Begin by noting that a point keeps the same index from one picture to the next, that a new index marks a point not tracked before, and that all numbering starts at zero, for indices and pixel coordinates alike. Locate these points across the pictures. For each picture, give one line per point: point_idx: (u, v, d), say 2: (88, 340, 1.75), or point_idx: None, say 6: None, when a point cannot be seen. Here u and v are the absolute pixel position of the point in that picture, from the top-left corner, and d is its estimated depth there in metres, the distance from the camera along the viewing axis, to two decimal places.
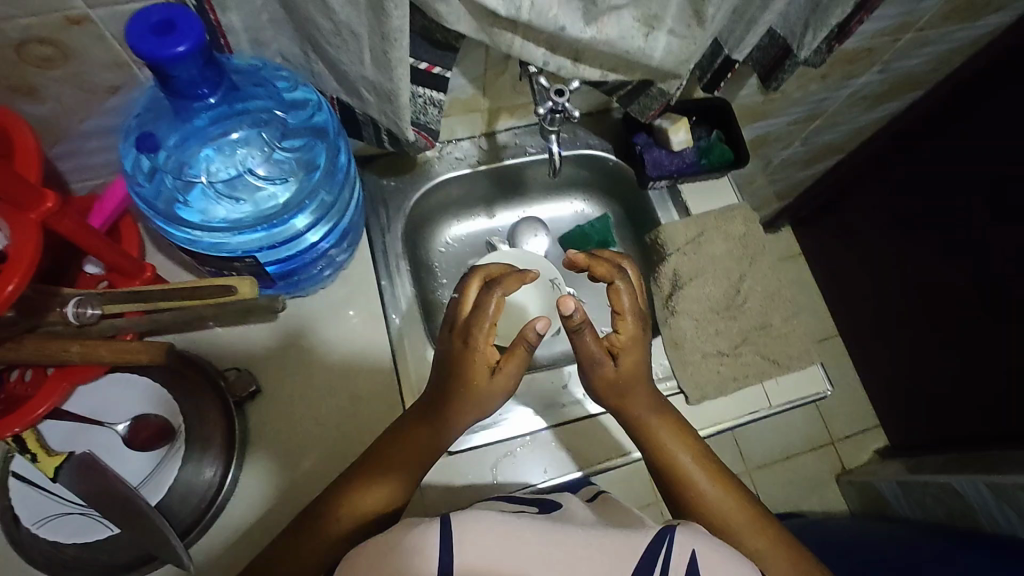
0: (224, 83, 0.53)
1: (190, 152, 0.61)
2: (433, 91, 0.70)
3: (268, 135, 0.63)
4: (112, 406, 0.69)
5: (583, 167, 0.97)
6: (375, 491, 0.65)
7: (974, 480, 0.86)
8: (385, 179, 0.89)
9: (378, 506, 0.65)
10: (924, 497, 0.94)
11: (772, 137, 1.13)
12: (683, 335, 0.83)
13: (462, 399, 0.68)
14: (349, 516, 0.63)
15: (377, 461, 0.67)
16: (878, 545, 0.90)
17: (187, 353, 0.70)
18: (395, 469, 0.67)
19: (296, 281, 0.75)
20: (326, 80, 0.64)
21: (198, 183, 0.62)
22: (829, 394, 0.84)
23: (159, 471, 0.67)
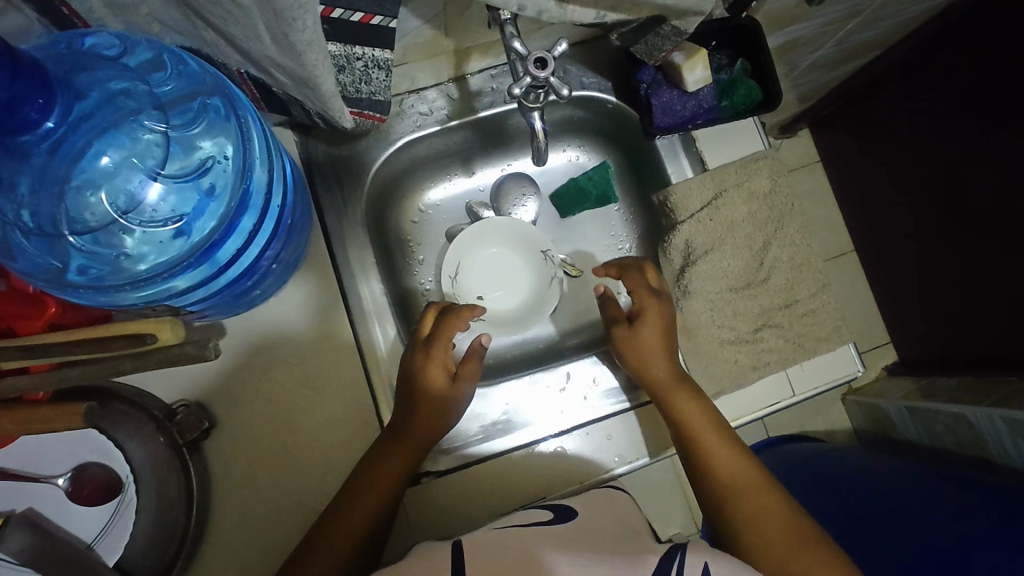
0: (60, 98, 0.39)
1: (52, 198, 0.48)
2: (376, 50, 0.52)
3: (149, 152, 0.50)
4: (47, 457, 0.59)
5: (579, 110, 0.79)
6: (356, 515, 0.60)
7: (990, 413, 0.73)
8: (336, 148, 0.73)
9: (361, 532, 0.60)
10: (934, 425, 0.83)
11: (799, 41, 0.87)
12: (697, 321, 0.73)
13: (422, 413, 0.65)
14: (334, 546, 0.58)
15: (354, 484, 0.61)
16: (877, 460, 0.82)
17: (117, 398, 0.61)
18: (372, 491, 0.61)
19: (241, 299, 0.64)
20: (227, 53, 0.48)
21: (76, 234, 0.49)
22: (859, 374, 0.76)
23: (114, 526, 0.59)
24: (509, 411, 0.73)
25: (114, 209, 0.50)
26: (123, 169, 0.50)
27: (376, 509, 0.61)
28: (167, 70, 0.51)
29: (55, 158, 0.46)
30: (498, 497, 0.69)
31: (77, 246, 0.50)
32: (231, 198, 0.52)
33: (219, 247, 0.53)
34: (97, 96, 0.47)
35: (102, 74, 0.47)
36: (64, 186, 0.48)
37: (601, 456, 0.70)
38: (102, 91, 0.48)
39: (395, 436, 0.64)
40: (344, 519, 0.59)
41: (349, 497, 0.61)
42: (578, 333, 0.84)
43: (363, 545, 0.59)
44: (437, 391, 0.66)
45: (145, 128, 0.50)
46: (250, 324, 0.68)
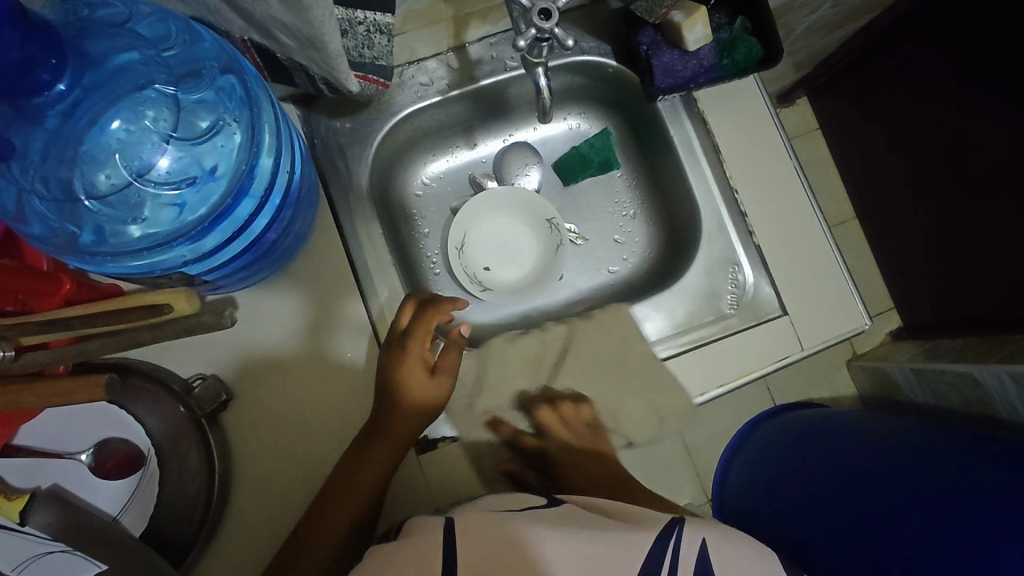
0: (70, 60, 0.39)
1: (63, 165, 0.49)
2: (377, 14, 0.52)
3: (158, 120, 0.51)
4: (71, 432, 0.61)
5: (579, 76, 0.79)
6: (350, 501, 0.62)
7: (996, 370, 0.73)
8: (339, 121, 0.73)
9: (354, 516, 0.62)
10: (939, 384, 0.84)
11: None
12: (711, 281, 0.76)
13: (401, 411, 0.65)
14: (329, 529, 0.60)
15: (339, 482, 0.62)
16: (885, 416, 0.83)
17: (135, 373, 0.62)
18: (367, 476, 0.63)
19: (255, 269, 0.64)
20: (231, 17, 0.47)
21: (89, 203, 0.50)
22: (867, 327, 0.75)
23: (139, 496, 0.60)
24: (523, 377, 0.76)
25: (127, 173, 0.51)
26: (134, 137, 0.50)
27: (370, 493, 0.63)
28: (178, 38, 0.50)
29: (71, 119, 0.47)
30: None
31: (92, 211, 0.50)
32: (242, 160, 0.52)
33: (235, 210, 0.53)
34: (109, 66, 0.48)
35: (108, 38, 0.48)
36: (79, 150, 0.49)
37: None
38: (111, 55, 0.48)
39: (377, 435, 0.63)
40: (339, 504, 0.61)
41: (334, 496, 0.62)
42: (585, 300, 0.84)
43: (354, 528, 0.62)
44: (418, 385, 0.66)
45: (154, 92, 0.50)
46: (262, 297, 0.68)
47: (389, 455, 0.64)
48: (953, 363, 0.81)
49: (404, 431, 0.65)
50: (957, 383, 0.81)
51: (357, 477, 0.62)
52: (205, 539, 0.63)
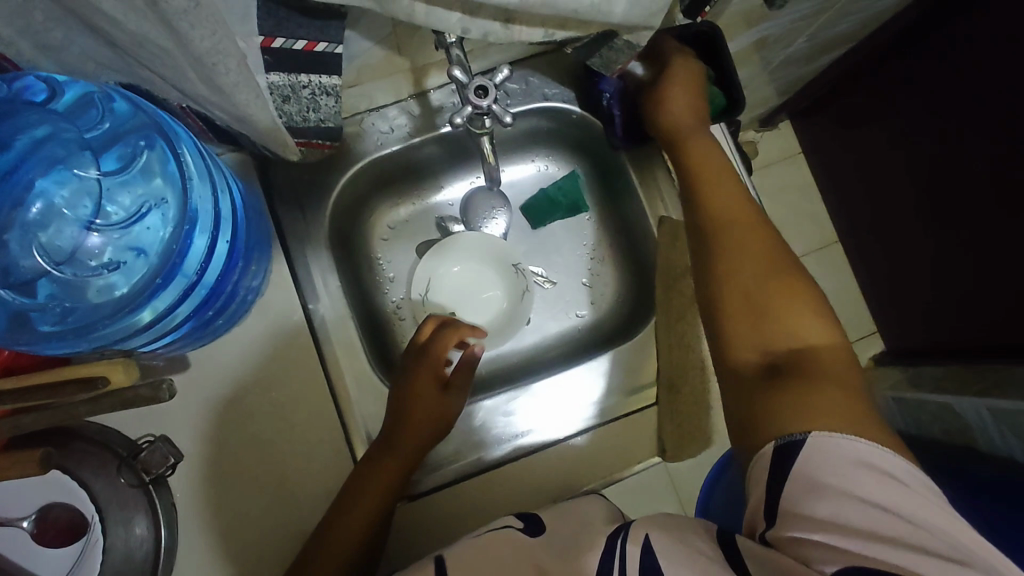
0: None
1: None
2: (322, 78, 0.51)
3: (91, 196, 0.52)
4: (6, 501, 0.58)
5: (544, 121, 0.78)
6: (350, 525, 0.60)
7: (976, 405, 0.72)
8: (298, 168, 0.72)
9: (355, 542, 0.59)
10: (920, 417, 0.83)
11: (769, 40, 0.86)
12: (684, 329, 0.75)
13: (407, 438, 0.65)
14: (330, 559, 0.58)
15: (332, 523, 0.60)
16: None
17: (81, 438, 0.60)
18: (370, 500, 0.61)
19: (206, 330, 0.63)
20: (164, 89, 0.47)
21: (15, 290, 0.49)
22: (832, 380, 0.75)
23: (82, 566, 0.57)
24: (507, 421, 0.72)
25: (48, 260, 0.50)
26: (64, 215, 0.51)
27: (373, 516, 0.61)
28: (99, 111, 0.50)
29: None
30: (481, 513, 0.68)
31: (10, 299, 0.49)
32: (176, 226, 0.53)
33: (179, 269, 0.52)
34: (25, 144, 0.46)
35: (25, 120, 0.46)
36: (2, 236, 0.48)
37: (579, 468, 0.70)
38: (27, 139, 0.46)
39: (376, 467, 0.62)
40: (341, 530, 0.59)
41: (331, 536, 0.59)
42: (554, 345, 0.82)
43: (358, 553, 0.60)
44: (429, 407, 0.66)
45: (79, 172, 0.51)
46: (214, 356, 0.66)
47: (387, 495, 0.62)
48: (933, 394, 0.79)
49: (406, 465, 0.64)
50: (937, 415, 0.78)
51: (354, 516, 0.60)
52: None
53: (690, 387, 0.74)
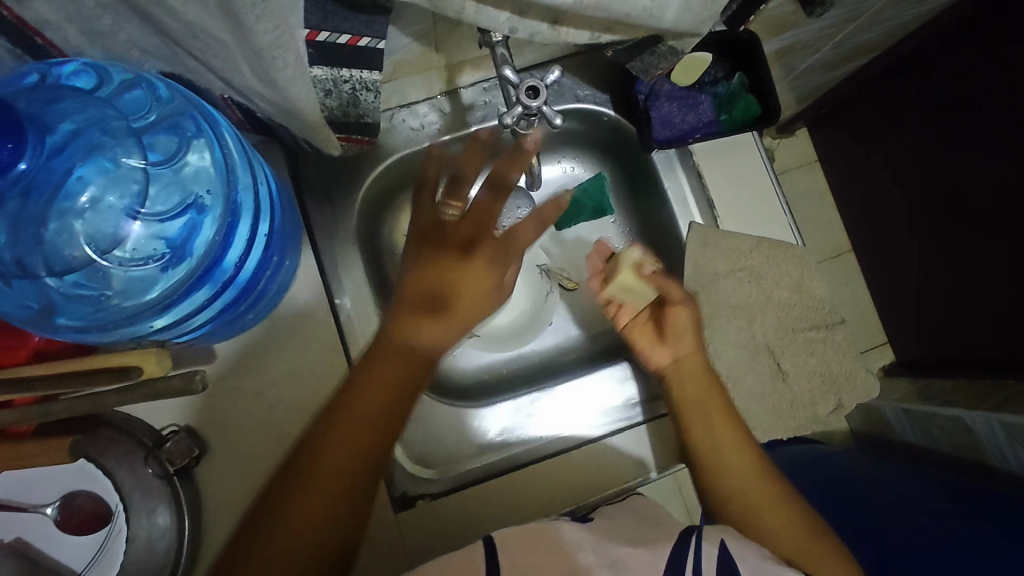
0: (30, 140, 0.39)
1: (26, 244, 0.47)
2: (363, 73, 0.49)
3: (123, 199, 0.49)
4: (35, 484, 0.58)
5: (575, 122, 0.77)
6: (301, 512, 0.51)
7: (986, 417, 0.71)
8: (327, 162, 0.71)
9: (314, 524, 0.52)
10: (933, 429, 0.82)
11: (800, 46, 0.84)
12: (710, 337, 0.74)
13: (346, 451, 0.53)
14: (277, 556, 0.50)
15: (271, 516, 0.51)
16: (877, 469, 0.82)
17: (103, 425, 0.59)
18: (319, 485, 0.52)
19: (235, 322, 0.63)
20: (209, 80, 0.46)
21: (50, 280, 0.49)
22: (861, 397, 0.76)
23: (104, 554, 0.58)
24: (517, 428, 0.73)
25: (94, 249, 0.49)
26: (100, 209, 0.48)
27: (330, 497, 0.52)
28: (147, 103, 0.50)
29: (31, 198, 0.46)
30: (501, 515, 0.67)
31: (57, 287, 0.50)
32: (220, 219, 0.52)
33: (218, 267, 0.53)
34: (68, 129, 0.46)
35: (69, 106, 0.46)
36: (46, 224, 0.47)
37: (601, 473, 0.69)
38: (74, 124, 0.46)
39: (314, 467, 0.52)
40: (285, 523, 0.51)
41: (276, 534, 0.51)
42: (576, 347, 0.82)
43: (320, 540, 0.52)
44: (369, 405, 0.55)
45: (126, 158, 0.49)
46: (239, 348, 0.66)
47: (334, 501, 0.53)
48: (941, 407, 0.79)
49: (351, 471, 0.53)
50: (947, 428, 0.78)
51: (298, 507, 0.51)
52: None
53: None
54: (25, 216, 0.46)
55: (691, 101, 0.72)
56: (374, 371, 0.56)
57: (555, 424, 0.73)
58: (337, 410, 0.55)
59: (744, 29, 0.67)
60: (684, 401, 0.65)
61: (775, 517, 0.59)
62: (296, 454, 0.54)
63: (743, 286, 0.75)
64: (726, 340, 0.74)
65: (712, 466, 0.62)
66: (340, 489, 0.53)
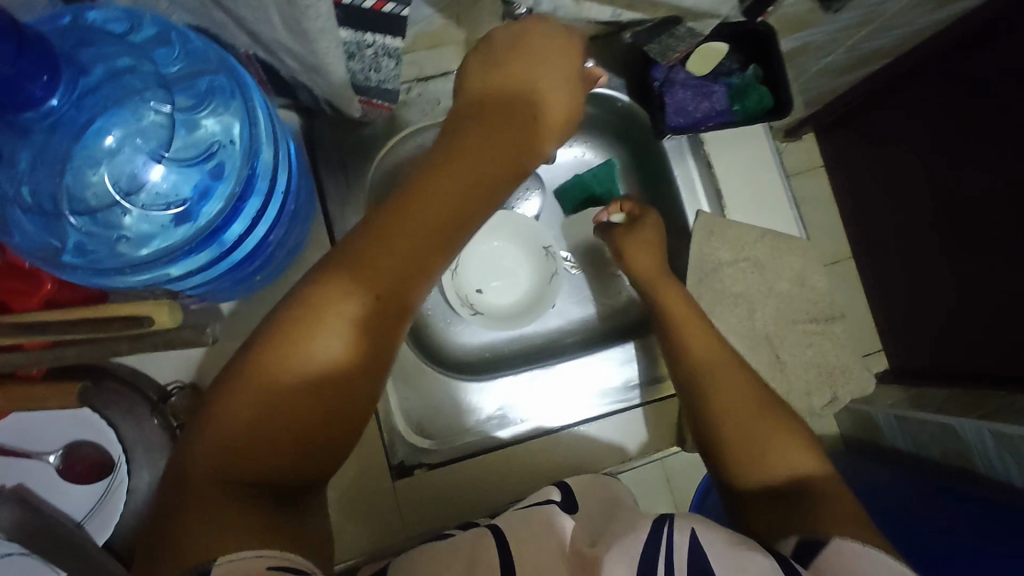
0: (64, 76, 0.40)
1: (46, 179, 0.48)
2: (387, 39, 0.50)
3: (145, 145, 0.50)
4: (40, 431, 0.59)
5: (589, 106, 0.78)
6: (272, 404, 0.42)
7: (978, 426, 0.72)
8: (342, 132, 0.72)
9: (288, 420, 0.42)
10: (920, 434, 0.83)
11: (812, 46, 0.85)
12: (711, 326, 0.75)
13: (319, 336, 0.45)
14: (245, 451, 0.41)
15: (228, 405, 0.42)
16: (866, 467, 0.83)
17: (105, 378, 0.60)
18: (297, 372, 0.43)
19: (242, 284, 0.63)
20: (234, 35, 0.47)
21: (66, 221, 0.49)
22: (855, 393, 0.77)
23: (106, 503, 0.59)
24: (505, 408, 0.73)
25: (118, 190, 0.50)
26: (121, 153, 0.49)
27: (304, 384, 0.43)
28: (176, 54, 0.50)
29: (55, 135, 0.46)
30: (496, 487, 0.68)
31: (77, 227, 0.50)
32: (236, 183, 0.52)
33: (224, 232, 0.54)
34: (99, 73, 0.47)
35: (101, 50, 0.47)
36: (67, 163, 0.48)
37: (597, 450, 0.70)
38: (106, 67, 0.47)
39: (287, 353, 0.43)
40: (256, 411, 0.42)
41: (243, 425, 0.41)
42: (577, 331, 0.83)
43: (289, 437, 0.42)
44: (352, 292, 0.46)
45: (152, 108, 0.49)
46: (247, 310, 0.67)
47: (311, 393, 0.44)
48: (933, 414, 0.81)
49: (331, 356, 0.44)
50: (937, 435, 0.80)
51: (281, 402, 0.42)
52: None
53: None
54: (46, 153, 0.47)
55: (704, 90, 0.72)
56: (359, 273, 0.46)
57: (546, 402, 0.73)
58: (314, 294, 0.46)
59: (759, 20, 0.68)
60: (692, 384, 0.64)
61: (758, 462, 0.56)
62: (253, 343, 0.44)
63: (746, 275, 0.75)
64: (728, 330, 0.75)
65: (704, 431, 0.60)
66: (316, 383, 0.44)
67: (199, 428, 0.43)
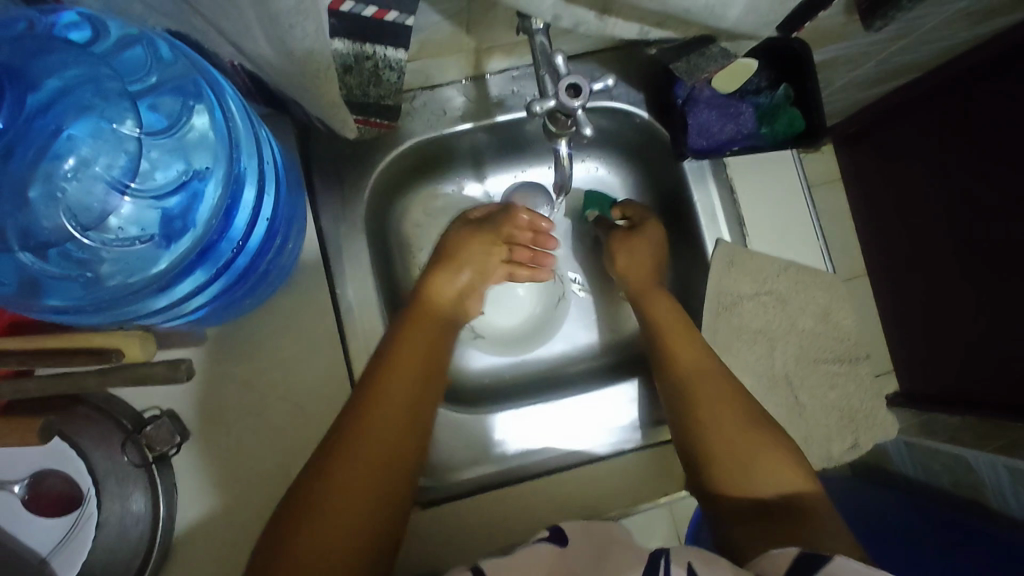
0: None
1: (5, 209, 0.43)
2: (387, 50, 0.45)
3: (112, 167, 0.45)
4: (6, 461, 0.55)
5: (605, 123, 0.72)
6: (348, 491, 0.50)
7: (991, 460, 0.72)
8: (339, 142, 0.67)
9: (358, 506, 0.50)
10: (933, 464, 0.81)
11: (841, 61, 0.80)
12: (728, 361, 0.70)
13: (372, 441, 0.52)
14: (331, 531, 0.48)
15: (301, 508, 0.48)
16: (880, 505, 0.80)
17: (76, 404, 0.56)
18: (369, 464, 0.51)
19: (229, 309, 0.59)
20: (217, 44, 0.43)
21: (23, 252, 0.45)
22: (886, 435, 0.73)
23: (73, 539, 0.55)
24: (515, 440, 0.68)
25: (75, 225, 0.46)
26: (85, 176, 0.45)
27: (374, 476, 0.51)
28: (145, 64, 0.47)
29: (13, 158, 0.43)
30: (496, 531, 0.64)
31: (34, 263, 0.46)
32: (219, 200, 0.49)
33: (227, 234, 0.50)
34: (53, 85, 0.43)
35: (59, 60, 0.43)
36: (26, 192, 0.44)
37: (602, 494, 0.66)
38: (60, 80, 0.43)
39: (349, 456, 0.51)
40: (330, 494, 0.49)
41: (315, 526, 0.48)
42: (584, 358, 0.78)
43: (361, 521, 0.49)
44: (400, 389, 0.56)
45: (119, 124, 0.45)
46: (233, 332, 0.62)
47: (367, 492, 0.50)
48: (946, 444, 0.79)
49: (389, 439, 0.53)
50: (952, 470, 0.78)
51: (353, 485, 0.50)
52: None
53: None
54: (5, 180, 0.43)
55: (731, 111, 0.67)
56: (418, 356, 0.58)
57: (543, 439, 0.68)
58: (364, 402, 0.54)
59: (796, 36, 0.62)
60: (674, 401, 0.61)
61: (738, 469, 0.55)
62: (313, 456, 0.52)
63: (766, 309, 0.71)
64: (744, 365, 0.71)
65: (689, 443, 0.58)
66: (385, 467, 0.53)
67: (275, 533, 0.48)
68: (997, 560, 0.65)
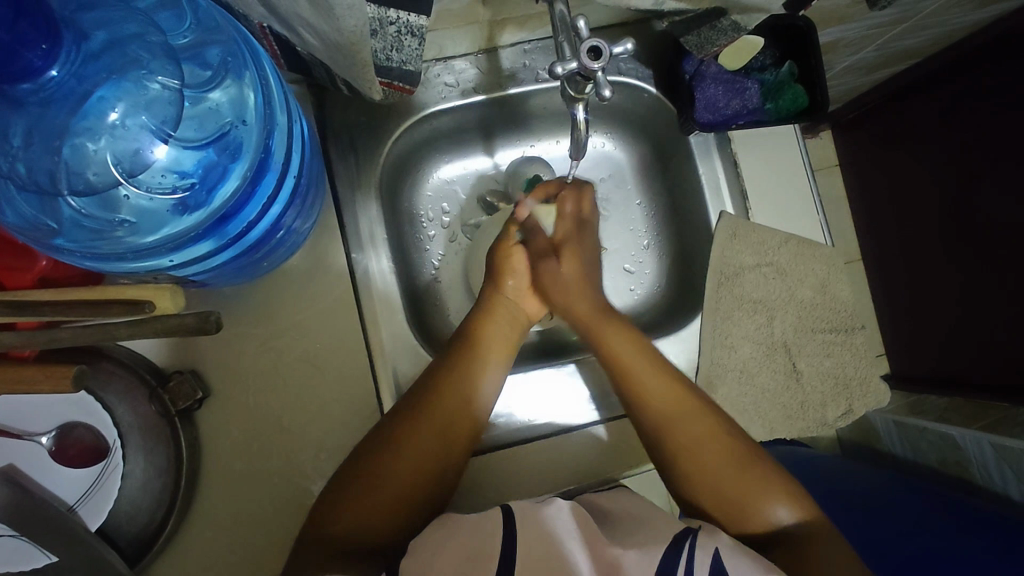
0: (63, 43, 0.41)
1: (45, 158, 0.47)
2: (411, 16, 0.46)
3: (150, 120, 0.48)
4: (32, 411, 0.56)
5: (616, 98, 0.74)
6: (393, 483, 0.56)
7: (979, 438, 0.75)
8: (353, 112, 0.68)
9: (396, 496, 0.56)
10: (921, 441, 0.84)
11: (844, 44, 0.77)
12: (730, 330, 0.73)
13: (433, 437, 0.58)
14: (371, 507, 0.54)
15: (360, 474, 0.55)
16: (868, 471, 0.84)
17: (106, 357, 0.58)
18: (416, 463, 0.57)
19: (250, 267, 0.61)
20: (249, 6, 0.44)
21: (60, 199, 0.49)
22: (884, 403, 0.76)
23: (98, 490, 0.56)
24: (508, 409, 0.69)
25: (120, 171, 0.49)
26: (127, 129, 0.48)
27: (419, 473, 0.57)
28: (186, 23, 0.50)
29: (51, 108, 0.45)
30: (501, 489, 0.66)
31: (74, 207, 0.50)
32: (249, 164, 0.51)
33: (241, 211, 0.53)
34: (102, 37, 0.45)
35: (107, 14, 0.46)
36: (63, 138, 0.47)
37: (605, 456, 0.68)
38: (105, 34, 0.46)
39: (396, 457, 0.56)
40: (377, 477, 0.55)
41: (364, 489, 0.55)
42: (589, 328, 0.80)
43: (404, 508, 0.56)
44: (455, 403, 0.60)
45: (158, 78, 0.48)
46: (252, 294, 0.64)
47: (412, 476, 0.57)
48: (935, 422, 0.82)
49: (444, 442, 0.59)
50: (937, 443, 0.82)
51: (396, 472, 0.56)
52: (166, 539, 0.60)
53: (728, 390, 0.72)
54: (48, 128, 0.46)
55: (737, 86, 0.68)
56: (478, 361, 0.63)
57: (547, 414, 0.69)
58: (431, 392, 0.60)
59: (801, 15, 0.64)
60: (623, 326, 0.67)
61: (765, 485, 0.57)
62: (377, 434, 0.58)
63: (767, 280, 0.74)
64: (745, 333, 0.73)
65: (679, 427, 0.60)
66: (436, 464, 0.58)
67: (324, 498, 0.55)
68: (978, 518, 0.69)
